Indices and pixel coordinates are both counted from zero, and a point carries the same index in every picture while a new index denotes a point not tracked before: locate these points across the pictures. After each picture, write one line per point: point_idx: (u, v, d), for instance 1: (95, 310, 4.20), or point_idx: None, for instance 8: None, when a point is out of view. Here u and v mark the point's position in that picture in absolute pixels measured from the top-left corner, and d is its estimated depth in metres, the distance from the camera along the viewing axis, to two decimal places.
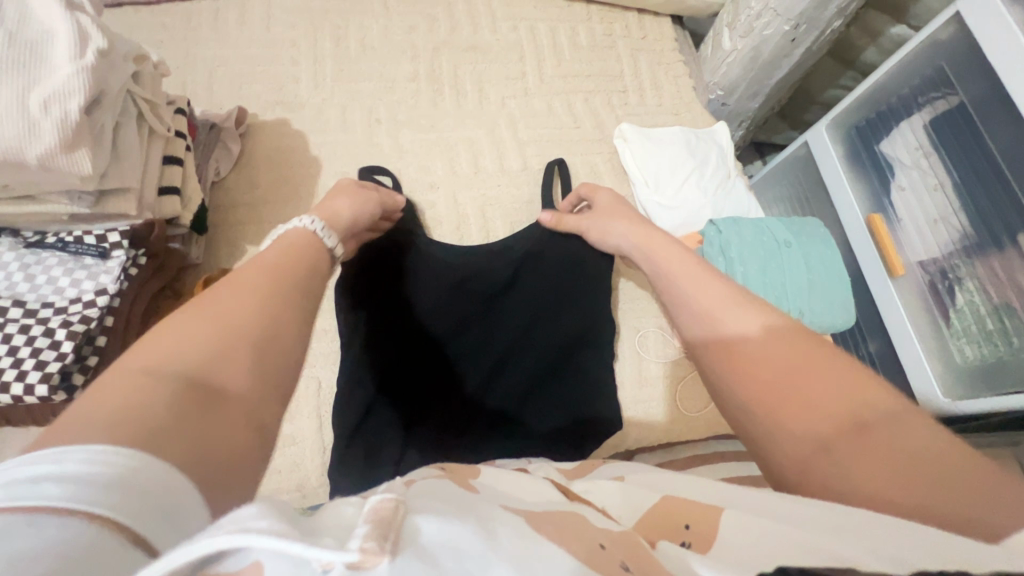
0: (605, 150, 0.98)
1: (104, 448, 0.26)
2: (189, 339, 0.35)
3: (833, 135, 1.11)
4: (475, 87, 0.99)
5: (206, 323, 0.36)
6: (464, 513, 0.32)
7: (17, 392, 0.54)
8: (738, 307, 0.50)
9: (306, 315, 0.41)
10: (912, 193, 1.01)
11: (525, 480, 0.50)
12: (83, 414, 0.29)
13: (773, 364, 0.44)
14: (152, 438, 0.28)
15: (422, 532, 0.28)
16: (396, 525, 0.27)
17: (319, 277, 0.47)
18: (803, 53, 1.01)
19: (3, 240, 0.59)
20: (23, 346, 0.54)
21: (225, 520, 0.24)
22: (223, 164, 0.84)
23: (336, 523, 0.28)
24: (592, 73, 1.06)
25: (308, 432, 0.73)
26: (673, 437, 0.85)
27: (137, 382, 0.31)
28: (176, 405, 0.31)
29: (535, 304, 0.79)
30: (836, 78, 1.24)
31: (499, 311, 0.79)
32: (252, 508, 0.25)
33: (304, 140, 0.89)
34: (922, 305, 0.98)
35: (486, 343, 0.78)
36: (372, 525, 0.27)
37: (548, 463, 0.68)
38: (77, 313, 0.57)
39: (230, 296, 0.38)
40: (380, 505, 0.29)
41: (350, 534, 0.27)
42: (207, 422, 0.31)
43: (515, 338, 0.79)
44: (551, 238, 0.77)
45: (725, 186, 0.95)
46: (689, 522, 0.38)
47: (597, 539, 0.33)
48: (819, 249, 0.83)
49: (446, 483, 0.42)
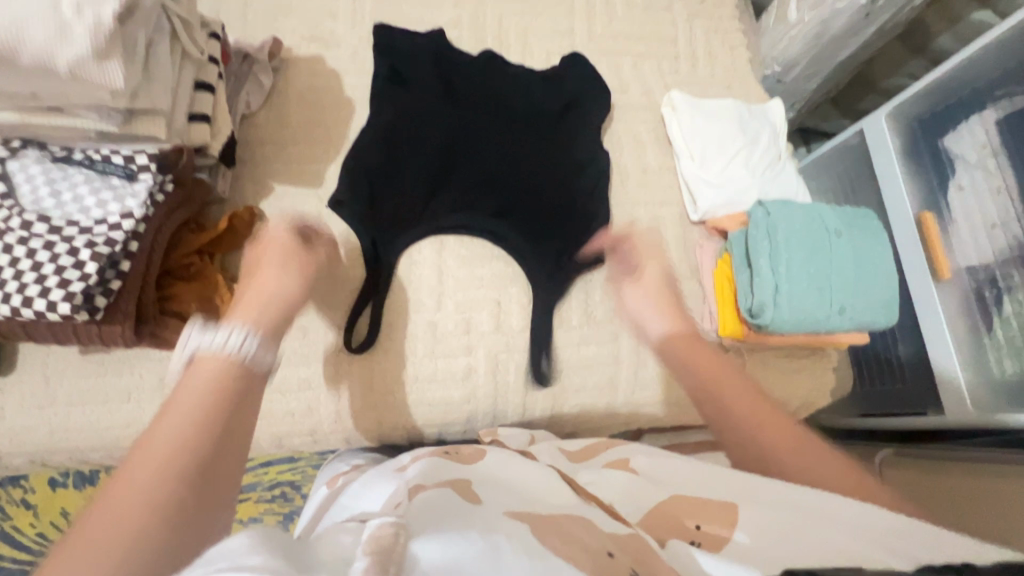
0: (651, 119, 0.94)
1: None
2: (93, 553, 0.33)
3: (894, 125, 1.01)
4: (519, 40, 0.94)
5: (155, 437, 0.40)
6: (464, 526, 0.35)
7: (40, 308, 0.52)
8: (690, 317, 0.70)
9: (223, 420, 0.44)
10: (972, 194, 0.94)
11: (530, 467, 0.54)
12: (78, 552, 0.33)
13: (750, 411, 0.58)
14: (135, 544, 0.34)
15: (420, 558, 0.31)
16: (395, 557, 0.30)
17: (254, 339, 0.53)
18: (875, 31, 0.94)
19: (29, 152, 0.57)
20: (46, 263, 0.52)
21: (219, 558, 0.26)
22: (253, 98, 0.81)
23: (333, 555, 0.31)
24: (644, 35, 0.99)
25: (325, 378, 0.72)
26: (688, 420, 0.83)
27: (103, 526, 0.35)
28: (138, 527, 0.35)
29: (480, 86, 0.86)
30: (903, 64, 1.15)
31: (434, 105, 0.83)
32: (244, 540, 0.27)
33: (336, 81, 0.85)
34: (963, 312, 0.93)
35: (472, 174, 0.82)
36: (371, 558, 0.29)
37: (550, 444, 0.69)
38: (102, 235, 0.54)
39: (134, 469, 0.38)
40: (379, 533, 0.31)
41: (348, 569, 0.29)
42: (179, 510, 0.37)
43: (497, 158, 0.84)
44: (582, 157, 0.86)
45: (774, 166, 0.90)
46: (698, 520, 0.46)
47: (605, 546, 0.37)
48: (871, 241, 0.79)
49: (449, 497, 0.44)
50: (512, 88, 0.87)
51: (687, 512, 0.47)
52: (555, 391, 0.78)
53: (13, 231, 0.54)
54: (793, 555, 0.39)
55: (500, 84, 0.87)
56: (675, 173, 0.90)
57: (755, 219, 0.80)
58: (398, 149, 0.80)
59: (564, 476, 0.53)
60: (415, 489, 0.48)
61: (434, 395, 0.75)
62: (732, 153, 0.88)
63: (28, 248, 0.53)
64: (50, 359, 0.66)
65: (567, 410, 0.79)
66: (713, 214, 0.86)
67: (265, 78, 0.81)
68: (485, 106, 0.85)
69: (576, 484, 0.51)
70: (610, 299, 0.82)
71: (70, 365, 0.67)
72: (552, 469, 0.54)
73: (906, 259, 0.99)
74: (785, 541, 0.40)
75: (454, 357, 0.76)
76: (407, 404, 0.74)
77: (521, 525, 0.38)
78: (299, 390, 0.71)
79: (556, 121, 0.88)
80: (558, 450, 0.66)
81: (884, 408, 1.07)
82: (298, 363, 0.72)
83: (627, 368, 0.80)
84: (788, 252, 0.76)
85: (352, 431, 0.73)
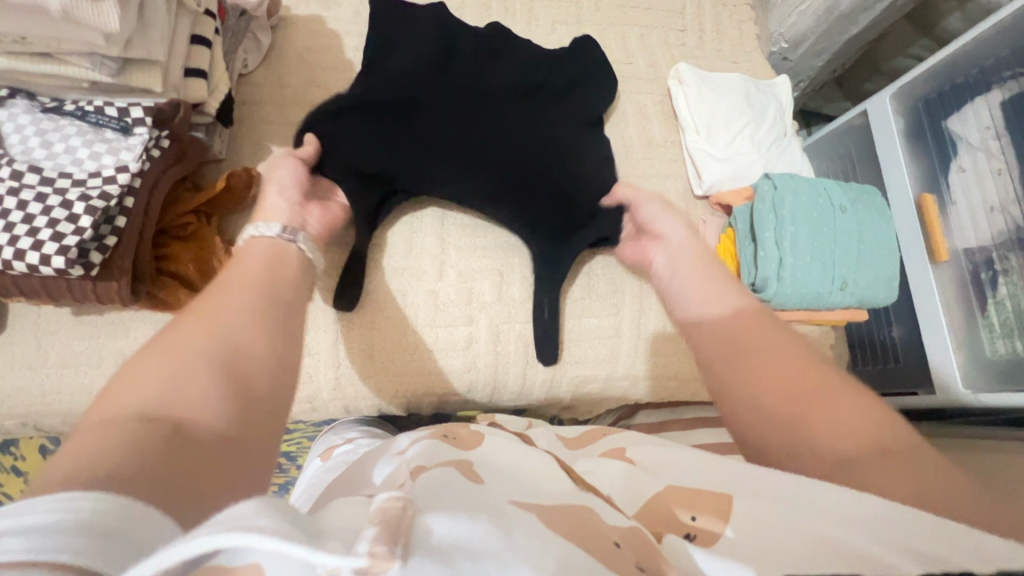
0: (657, 91, 0.92)
1: (78, 495, 0.27)
2: (168, 371, 0.39)
3: (896, 106, 1.01)
4: (524, 6, 0.91)
5: (181, 351, 0.41)
6: (470, 507, 0.35)
7: (33, 261, 0.50)
8: (708, 282, 0.64)
9: (252, 340, 0.44)
10: (973, 176, 0.94)
11: (528, 456, 0.54)
12: (68, 457, 0.32)
13: (781, 375, 0.50)
14: (146, 462, 0.32)
15: (431, 529, 0.31)
16: (405, 527, 0.30)
17: (284, 283, 0.53)
18: (885, 8, 0.93)
19: (19, 102, 0.55)
20: (39, 216, 0.50)
21: (223, 519, 0.25)
22: (251, 57, 0.78)
23: (342, 524, 0.30)
24: (652, 5, 0.97)
25: (324, 344, 0.71)
26: (686, 394, 0.84)
27: (104, 431, 0.34)
28: (144, 436, 0.34)
29: (490, 51, 0.81)
30: (908, 45, 1.15)
31: (435, 89, 0.76)
32: (250, 505, 0.27)
33: (337, 41, 0.82)
34: (958, 295, 0.94)
35: (479, 135, 0.77)
36: (381, 527, 0.29)
37: (550, 431, 0.69)
38: (97, 188, 0.52)
39: (155, 373, 0.39)
40: (385, 506, 0.31)
41: (357, 535, 0.29)
42: (186, 439, 0.35)
43: (499, 146, 0.77)
44: (588, 127, 0.84)
45: (779, 142, 0.89)
46: (693, 512, 0.42)
47: (612, 536, 0.37)
48: (874, 219, 0.79)
49: (451, 474, 0.43)
50: (517, 76, 0.81)
51: (682, 503, 0.44)
52: (556, 361, 0.78)
53: (3, 182, 0.51)
54: (783, 540, 0.36)
55: (506, 71, 0.81)
56: (680, 147, 0.89)
57: (760, 193, 0.79)
58: (393, 132, 0.74)
59: (563, 464, 0.54)
60: (417, 469, 0.48)
61: (434, 364, 0.74)
62: (738, 127, 0.87)
63: (20, 200, 0.51)
64: (43, 318, 0.65)
65: (567, 383, 0.79)
66: (718, 189, 0.85)
67: (265, 39, 0.79)
68: (489, 90, 0.79)
69: (577, 475, 0.50)
70: (612, 272, 0.81)
71: (62, 326, 0.65)
72: (551, 457, 0.55)
73: (904, 241, 0.99)
74: (782, 536, 0.36)
75: (455, 326, 0.75)
76: (408, 373, 0.73)
77: (527, 512, 0.36)
78: None
79: (564, 111, 0.83)
80: (555, 437, 0.66)
81: (876, 388, 1.09)
82: None
83: (628, 341, 0.80)
84: (793, 228, 0.76)
85: (351, 399, 0.73)
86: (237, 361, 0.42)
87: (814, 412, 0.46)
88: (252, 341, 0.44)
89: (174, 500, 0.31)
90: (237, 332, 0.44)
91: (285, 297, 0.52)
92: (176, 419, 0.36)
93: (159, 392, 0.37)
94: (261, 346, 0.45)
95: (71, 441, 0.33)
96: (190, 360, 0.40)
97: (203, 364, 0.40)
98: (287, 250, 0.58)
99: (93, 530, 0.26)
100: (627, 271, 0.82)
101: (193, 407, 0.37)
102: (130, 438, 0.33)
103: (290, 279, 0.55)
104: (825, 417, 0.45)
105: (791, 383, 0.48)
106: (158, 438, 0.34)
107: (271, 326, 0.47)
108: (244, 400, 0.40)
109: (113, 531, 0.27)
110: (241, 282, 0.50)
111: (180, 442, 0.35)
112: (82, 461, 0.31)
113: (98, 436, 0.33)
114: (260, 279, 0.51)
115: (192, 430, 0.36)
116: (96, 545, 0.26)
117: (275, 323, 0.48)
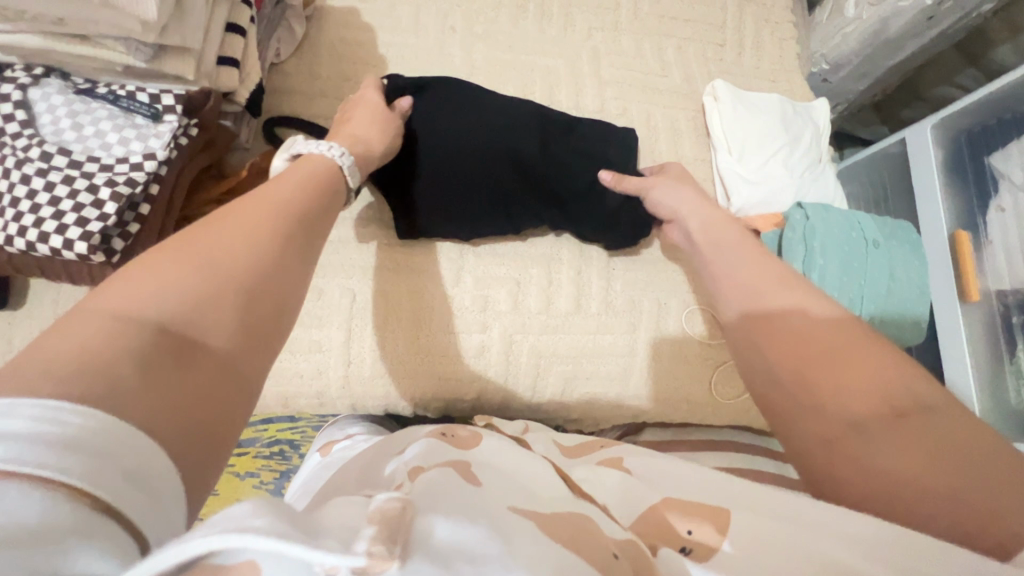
0: (691, 107, 0.90)
1: (71, 407, 0.26)
2: (205, 252, 0.37)
3: (938, 137, 0.97)
4: (561, 9, 0.90)
5: (217, 247, 0.38)
6: (470, 512, 0.34)
7: (57, 245, 0.51)
8: (781, 285, 0.55)
9: (280, 277, 0.40)
10: (1013, 217, 0.89)
11: (521, 456, 0.54)
12: (47, 351, 0.28)
13: (850, 394, 0.43)
14: (119, 392, 0.28)
15: (430, 533, 0.30)
16: (404, 528, 0.28)
17: (322, 221, 0.48)
18: (935, 35, 0.89)
19: (52, 82, 0.55)
20: (65, 199, 0.51)
21: (220, 520, 0.24)
22: (284, 46, 0.78)
23: (338, 522, 0.29)
24: (692, 17, 0.94)
25: (336, 342, 0.71)
26: (694, 419, 0.82)
27: (108, 328, 0.30)
28: (150, 353, 0.30)
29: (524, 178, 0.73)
30: (954, 74, 1.11)
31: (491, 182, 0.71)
32: (245, 504, 0.26)
33: (370, 36, 0.82)
34: (985, 340, 0.90)
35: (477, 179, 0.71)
36: (379, 526, 0.28)
37: (547, 435, 0.69)
38: (123, 174, 0.52)
39: (193, 255, 0.37)
40: (385, 506, 0.30)
41: (355, 534, 0.27)
42: (185, 374, 0.31)
43: (458, 202, 0.72)
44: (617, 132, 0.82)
45: (813, 168, 0.87)
46: (689, 526, 0.43)
47: (611, 546, 0.37)
48: (907, 256, 0.77)
49: (451, 477, 0.43)
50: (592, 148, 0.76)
51: (678, 512, 0.44)
52: (567, 377, 0.77)
53: (33, 162, 0.52)
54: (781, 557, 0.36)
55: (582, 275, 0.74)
56: (711, 165, 0.87)
57: (792, 222, 0.78)
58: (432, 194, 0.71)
59: (560, 471, 0.53)
60: (416, 470, 0.47)
61: (445, 369, 0.74)
62: (772, 151, 0.85)
63: (47, 181, 0.51)
64: (63, 296, 0.66)
65: (575, 397, 0.78)
66: (748, 211, 0.83)
67: (299, 29, 0.78)
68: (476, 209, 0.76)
69: (572, 481, 0.51)
70: (631, 288, 0.80)
71: None
72: (547, 461, 0.55)
73: (934, 278, 0.96)
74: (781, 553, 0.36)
75: (469, 332, 0.74)
76: (418, 375, 0.73)
77: (521, 517, 0.36)
78: (309, 351, 0.71)
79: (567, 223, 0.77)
80: (554, 443, 0.66)
81: None
82: (310, 324, 0.71)
83: (642, 360, 0.78)
84: (824, 260, 0.75)
85: (358, 397, 0.73)
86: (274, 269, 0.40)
87: (841, 464, 0.41)
88: (281, 297, 0.39)
89: (196, 439, 0.30)
90: (268, 266, 0.39)
91: (285, 293, 0.40)
92: (225, 272, 0.37)
93: (190, 282, 0.35)
94: (294, 255, 0.42)
95: (77, 315, 0.31)
96: (213, 271, 0.36)
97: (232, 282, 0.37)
98: (311, 193, 0.49)
99: (85, 448, 0.25)
100: (646, 290, 0.80)
101: (205, 323, 0.34)
102: (133, 338, 0.31)
103: (320, 215, 0.48)
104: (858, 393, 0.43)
105: (811, 370, 0.46)
106: (162, 364, 0.31)
107: (296, 253, 0.42)
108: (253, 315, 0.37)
109: (144, 474, 0.26)
110: (278, 199, 0.45)
111: (191, 361, 0.32)
112: (89, 354, 0.29)
113: (101, 333, 0.30)
114: (302, 202, 0.46)
115: (201, 349, 0.33)
116: (90, 463, 0.25)
117: (304, 261, 0.43)
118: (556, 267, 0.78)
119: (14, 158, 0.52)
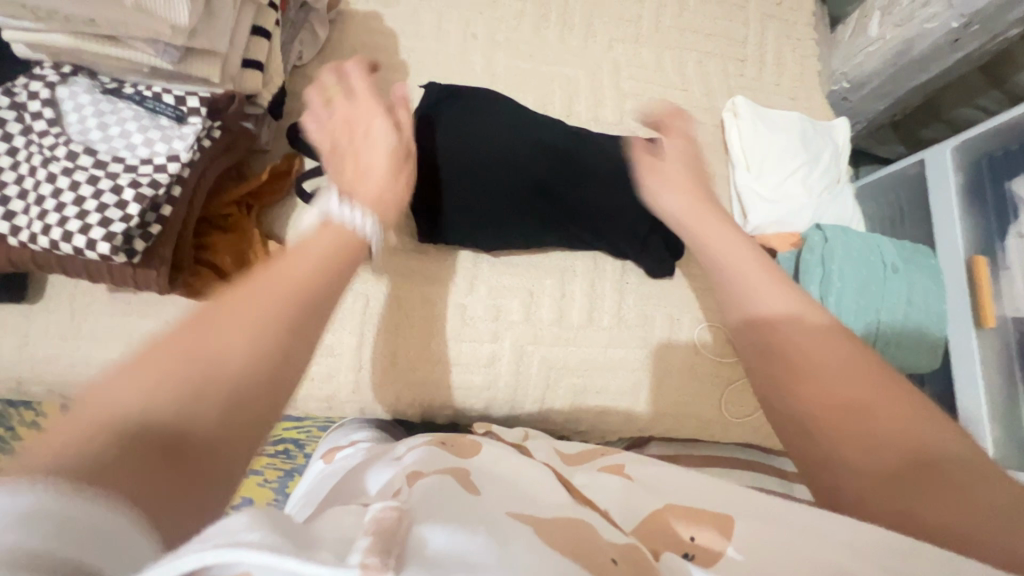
0: (709, 122, 0.90)
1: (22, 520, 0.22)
2: (214, 337, 0.34)
3: (958, 160, 0.96)
4: (582, 20, 0.89)
5: (228, 331, 0.34)
6: (467, 520, 0.34)
7: (80, 244, 0.51)
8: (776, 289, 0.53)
9: (290, 359, 0.36)
10: None
11: (524, 464, 0.54)
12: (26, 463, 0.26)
13: (836, 398, 0.42)
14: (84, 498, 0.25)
15: (424, 540, 0.30)
16: (399, 539, 0.28)
17: (341, 287, 0.44)
18: (959, 58, 0.89)
19: (80, 81, 0.56)
20: (89, 199, 0.51)
21: (215, 535, 0.24)
22: (306, 50, 0.78)
23: (333, 536, 0.28)
24: (713, 31, 0.94)
25: (348, 346, 0.71)
26: (703, 435, 0.82)
27: (94, 430, 0.28)
28: (135, 458, 0.27)
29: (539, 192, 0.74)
30: (976, 96, 1.10)
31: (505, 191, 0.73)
32: (241, 515, 0.26)
33: (392, 41, 0.82)
34: (999, 366, 0.89)
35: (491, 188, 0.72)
36: (374, 538, 0.27)
37: (548, 443, 0.68)
38: (147, 176, 0.53)
39: (199, 341, 0.33)
40: (380, 516, 0.29)
41: (349, 547, 0.27)
42: (171, 480, 0.28)
43: (472, 211, 0.72)
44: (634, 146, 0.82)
45: (831, 189, 0.87)
46: (693, 532, 0.42)
47: (608, 552, 0.36)
48: (926, 282, 0.76)
49: (448, 485, 0.42)
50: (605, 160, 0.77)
51: (681, 518, 0.43)
52: (577, 390, 0.76)
53: (59, 161, 0.53)
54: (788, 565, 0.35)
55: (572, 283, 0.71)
56: (728, 181, 0.87)
57: (809, 243, 0.77)
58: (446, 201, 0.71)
59: (560, 477, 0.53)
60: (412, 477, 0.46)
61: (455, 377, 0.74)
62: (791, 168, 0.84)
63: (73, 180, 0.52)
64: (80, 291, 0.66)
65: (584, 410, 0.77)
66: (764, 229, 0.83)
67: (322, 32, 0.78)
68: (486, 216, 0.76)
69: (572, 487, 0.50)
70: (644, 302, 0.79)
71: (96, 301, 0.66)
72: (548, 469, 0.54)
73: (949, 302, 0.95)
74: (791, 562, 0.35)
75: (481, 342, 0.74)
76: (428, 382, 0.73)
77: (525, 528, 0.35)
78: (320, 354, 0.71)
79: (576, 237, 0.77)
80: (554, 451, 0.64)
81: None
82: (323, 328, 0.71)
83: (653, 376, 0.78)
84: (840, 284, 0.74)
85: (368, 402, 0.73)
86: (285, 349, 0.36)
87: (828, 474, 0.41)
88: (288, 383, 0.36)
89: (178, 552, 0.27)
90: (279, 346, 0.36)
91: (293, 374, 0.36)
92: (230, 358, 0.33)
93: (191, 372, 0.32)
94: (310, 328, 0.38)
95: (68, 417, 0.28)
96: (219, 359, 0.33)
97: (240, 367, 0.33)
98: (332, 258, 0.45)
99: (36, 523, 0.22)
100: (659, 304, 0.80)
101: (201, 417, 0.31)
102: (118, 443, 0.28)
103: (338, 283, 0.44)
104: (848, 396, 0.42)
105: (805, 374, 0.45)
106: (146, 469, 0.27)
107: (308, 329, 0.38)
108: (256, 403, 0.33)
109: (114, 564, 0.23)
110: (295, 269, 0.41)
111: (179, 465, 0.29)
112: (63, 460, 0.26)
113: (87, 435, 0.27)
114: (320, 270, 0.42)
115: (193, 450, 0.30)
116: (43, 539, 0.22)
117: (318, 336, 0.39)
118: (569, 279, 0.78)
119: (40, 156, 0.53)
